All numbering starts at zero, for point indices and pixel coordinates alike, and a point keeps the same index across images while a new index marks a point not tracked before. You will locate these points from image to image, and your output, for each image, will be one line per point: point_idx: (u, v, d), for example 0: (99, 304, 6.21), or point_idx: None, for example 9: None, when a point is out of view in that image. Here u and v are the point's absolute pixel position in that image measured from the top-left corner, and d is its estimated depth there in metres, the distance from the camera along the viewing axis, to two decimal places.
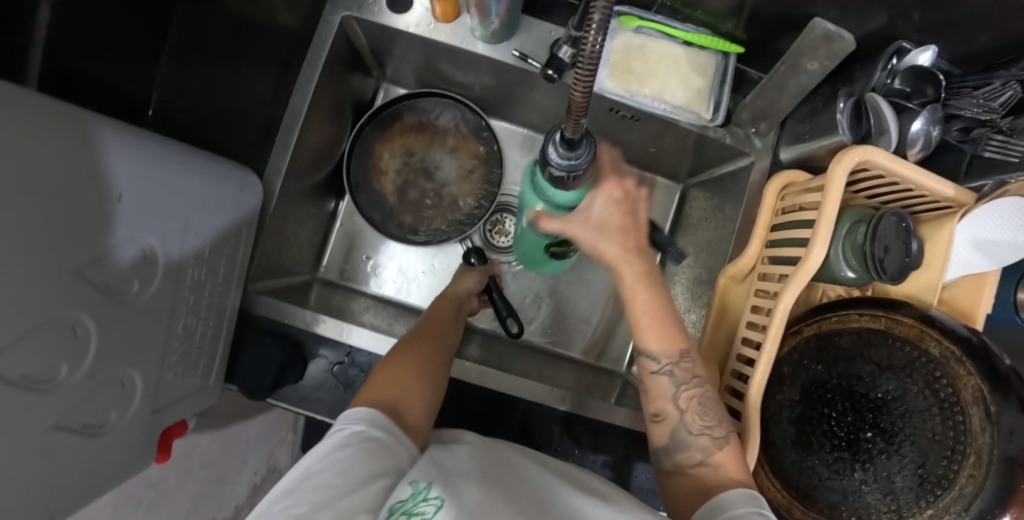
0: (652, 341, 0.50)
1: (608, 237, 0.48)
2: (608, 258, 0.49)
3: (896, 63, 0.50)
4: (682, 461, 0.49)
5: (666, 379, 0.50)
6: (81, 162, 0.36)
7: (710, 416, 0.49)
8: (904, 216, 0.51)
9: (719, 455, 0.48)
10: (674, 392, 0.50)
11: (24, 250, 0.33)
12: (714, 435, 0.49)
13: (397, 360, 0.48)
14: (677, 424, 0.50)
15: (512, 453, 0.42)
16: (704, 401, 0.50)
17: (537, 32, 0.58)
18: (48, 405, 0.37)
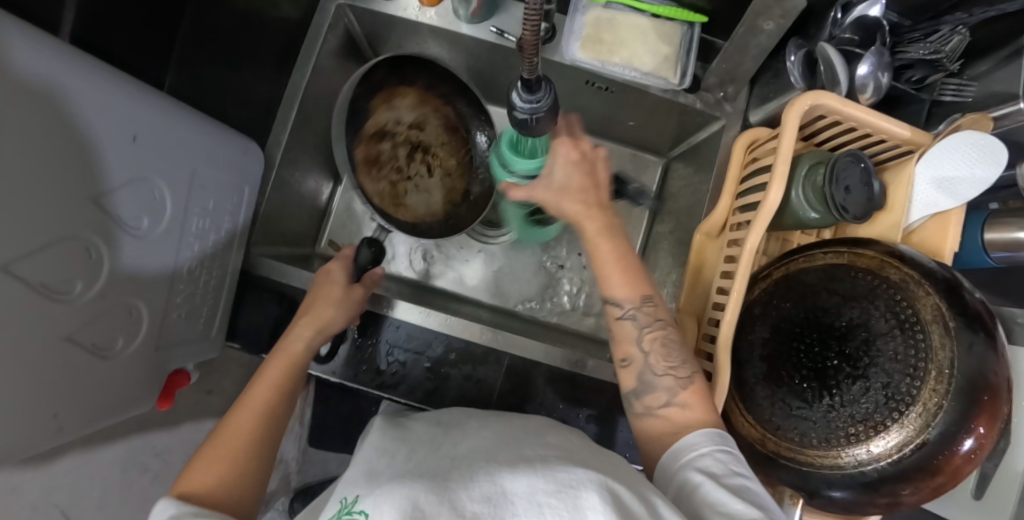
0: (618, 287, 0.52)
1: (571, 196, 0.53)
2: (580, 220, 0.53)
3: (842, 18, 0.53)
4: (651, 403, 0.50)
5: (630, 323, 0.51)
6: (103, 102, 0.41)
7: (674, 357, 0.50)
8: (860, 157, 0.53)
9: (684, 394, 0.49)
10: (639, 335, 0.51)
11: (53, 165, 0.38)
12: (678, 375, 0.50)
13: (218, 455, 0.45)
14: (642, 367, 0.51)
15: (466, 444, 0.45)
16: (666, 343, 0.51)
17: (514, 11, 0.64)
18: (64, 313, 0.42)
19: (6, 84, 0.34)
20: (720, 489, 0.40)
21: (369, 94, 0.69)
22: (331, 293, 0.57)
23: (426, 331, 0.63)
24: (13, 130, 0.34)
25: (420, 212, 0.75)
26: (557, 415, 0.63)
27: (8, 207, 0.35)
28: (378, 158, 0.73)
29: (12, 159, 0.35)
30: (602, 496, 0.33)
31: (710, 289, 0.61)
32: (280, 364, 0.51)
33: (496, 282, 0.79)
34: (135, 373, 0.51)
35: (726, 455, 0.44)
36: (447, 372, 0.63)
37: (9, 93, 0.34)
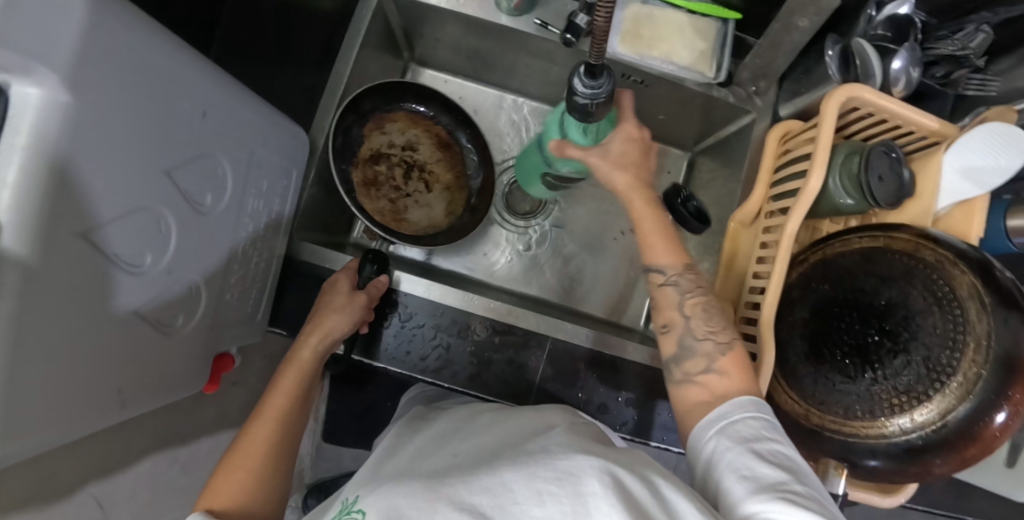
0: (659, 253, 0.54)
1: (623, 167, 0.55)
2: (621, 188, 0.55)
3: (876, 15, 0.56)
4: (689, 370, 0.51)
5: (672, 288, 0.53)
6: (176, 76, 0.42)
7: (714, 322, 0.52)
8: (892, 147, 0.56)
9: (723, 360, 0.50)
10: (680, 301, 0.53)
11: (129, 134, 0.38)
12: (718, 340, 0.51)
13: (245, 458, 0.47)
14: (682, 332, 0.52)
15: (479, 438, 0.48)
16: (707, 308, 0.53)
17: (555, 5, 0.66)
18: (137, 287, 0.42)
19: (94, 49, 0.34)
20: (750, 458, 0.42)
21: (360, 121, 0.71)
22: (335, 300, 0.59)
23: (468, 316, 0.64)
24: (95, 95, 0.35)
25: (423, 224, 0.74)
26: (597, 398, 0.64)
27: (87, 172, 0.36)
28: (375, 180, 0.73)
29: (91, 125, 0.35)
30: (602, 482, 0.34)
31: (746, 275, 0.63)
32: (289, 373, 0.54)
33: (523, 270, 0.80)
34: (189, 354, 0.51)
35: (759, 423, 0.45)
36: (491, 357, 0.64)
37: (94, 58, 0.34)
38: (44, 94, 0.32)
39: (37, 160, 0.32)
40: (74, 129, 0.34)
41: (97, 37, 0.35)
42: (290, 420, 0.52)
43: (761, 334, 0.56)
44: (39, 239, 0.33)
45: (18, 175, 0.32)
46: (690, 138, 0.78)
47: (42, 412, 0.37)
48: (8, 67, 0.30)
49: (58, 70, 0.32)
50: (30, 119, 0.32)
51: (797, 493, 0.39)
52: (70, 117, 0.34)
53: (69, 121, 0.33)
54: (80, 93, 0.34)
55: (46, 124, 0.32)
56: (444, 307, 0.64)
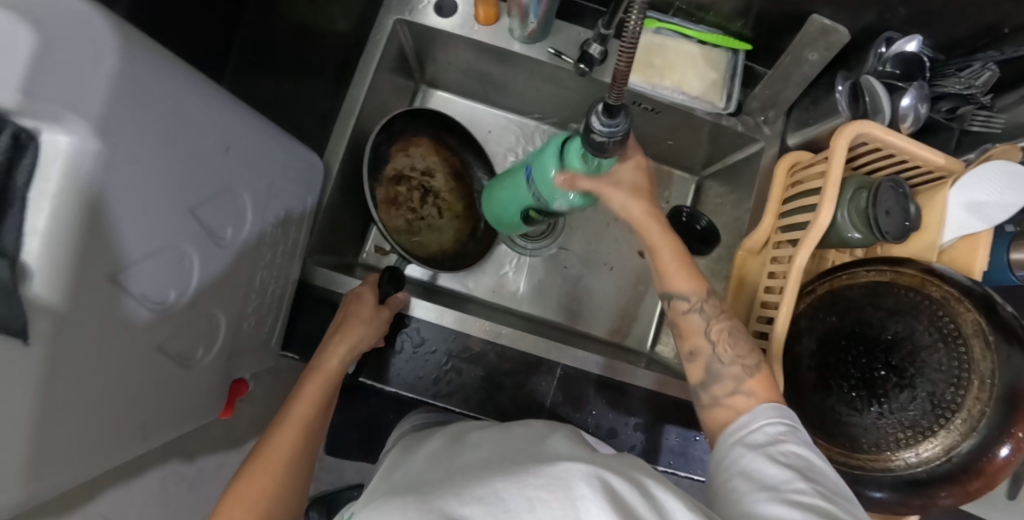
0: (681, 284, 0.55)
1: (639, 197, 0.55)
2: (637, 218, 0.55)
3: (885, 51, 0.58)
4: (717, 394, 0.52)
5: (698, 315, 0.54)
6: (203, 115, 0.43)
7: (739, 346, 0.53)
8: (900, 183, 0.57)
9: (750, 383, 0.51)
10: (706, 326, 0.54)
11: (156, 176, 0.39)
12: (745, 364, 0.52)
13: (261, 468, 0.46)
14: (710, 358, 0.53)
15: (472, 454, 0.49)
16: (733, 332, 0.54)
17: (567, 33, 0.66)
18: (158, 324, 0.43)
19: (125, 95, 0.35)
20: (760, 460, 0.43)
21: (391, 141, 0.72)
22: (361, 312, 0.58)
23: (479, 342, 0.65)
24: (124, 141, 0.35)
25: (434, 248, 0.75)
26: (606, 423, 0.65)
27: (113, 216, 0.36)
28: (395, 200, 0.74)
29: (120, 170, 0.35)
30: (591, 485, 0.34)
31: (754, 303, 0.64)
32: (314, 384, 0.52)
33: (529, 292, 0.80)
34: (208, 384, 0.52)
35: (777, 427, 0.46)
36: (502, 381, 0.65)
37: (123, 104, 0.35)
38: (74, 142, 0.32)
39: (68, 208, 0.33)
40: (102, 174, 0.34)
41: (125, 82, 0.35)
42: (313, 436, 0.50)
43: (771, 365, 0.57)
44: (69, 284, 0.34)
45: (49, 222, 0.32)
46: (698, 163, 0.79)
47: (70, 450, 0.37)
48: (41, 114, 0.30)
49: (88, 119, 0.32)
50: (59, 165, 0.32)
51: (800, 489, 0.40)
52: (99, 161, 0.34)
53: (99, 166, 0.34)
54: (110, 140, 0.34)
55: (77, 172, 0.33)
56: (456, 333, 0.65)
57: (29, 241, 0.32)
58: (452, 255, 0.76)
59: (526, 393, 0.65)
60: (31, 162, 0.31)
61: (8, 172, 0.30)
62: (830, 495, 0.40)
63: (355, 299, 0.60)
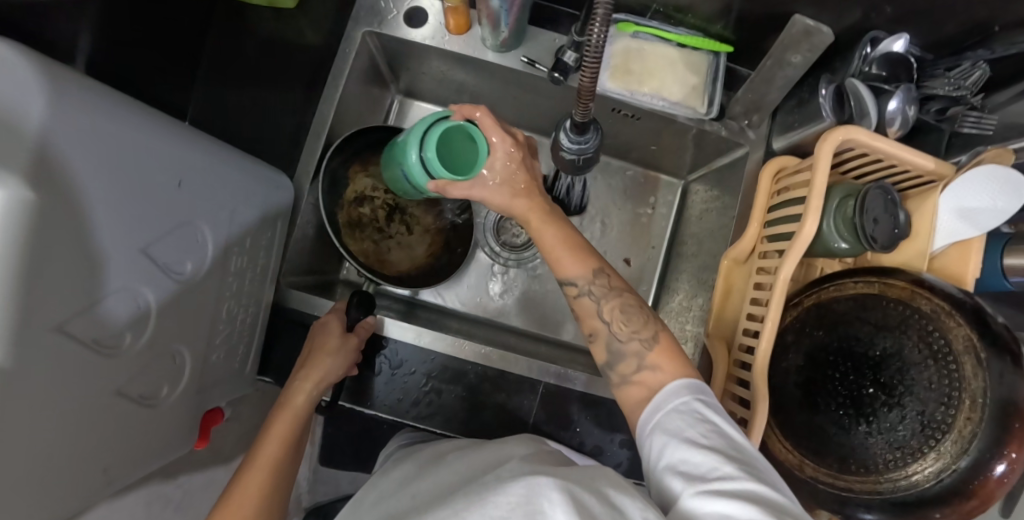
0: (570, 266, 0.51)
1: (516, 194, 0.52)
2: (521, 212, 0.53)
3: (871, 52, 0.55)
4: (625, 372, 0.49)
5: (588, 299, 0.51)
6: (149, 150, 0.41)
7: (634, 321, 0.50)
8: (888, 189, 0.55)
9: (651, 356, 0.48)
10: (598, 307, 0.51)
11: (102, 220, 0.37)
12: (642, 338, 0.49)
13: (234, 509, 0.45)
14: (608, 338, 0.51)
15: (441, 474, 0.48)
16: (626, 309, 0.51)
17: (543, 40, 0.64)
18: (115, 369, 0.42)
19: (60, 141, 0.33)
20: (683, 449, 0.40)
21: (347, 163, 0.69)
22: (327, 343, 0.57)
23: (458, 361, 0.63)
24: (64, 189, 0.34)
25: (405, 267, 0.73)
26: (591, 441, 0.63)
27: (60, 268, 0.34)
28: (360, 222, 0.71)
29: (62, 220, 0.34)
30: (553, 499, 0.33)
31: (740, 315, 0.62)
32: (284, 420, 0.52)
33: (514, 304, 0.79)
34: (178, 421, 0.51)
35: (691, 404, 0.43)
36: (484, 401, 0.63)
37: (59, 151, 0.33)
38: (11, 194, 0.30)
39: (12, 264, 0.30)
40: (45, 225, 0.32)
41: (59, 129, 0.33)
42: (286, 471, 0.50)
43: (755, 383, 0.55)
44: (14, 343, 0.32)
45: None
46: (683, 167, 0.77)
47: (31, 504, 0.36)
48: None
49: (23, 172, 0.31)
50: None
51: (726, 476, 0.37)
52: (39, 212, 0.32)
53: (38, 217, 0.32)
54: (48, 191, 0.32)
55: (18, 225, 0.30)
56: (434, 354, 0.63)
57: None
58: (426, 271, 0.74)
59: (507, 413, 0.63)
60: None
61: None
62: (754, 471, 0.38)
63: (326, 326, 0.58)
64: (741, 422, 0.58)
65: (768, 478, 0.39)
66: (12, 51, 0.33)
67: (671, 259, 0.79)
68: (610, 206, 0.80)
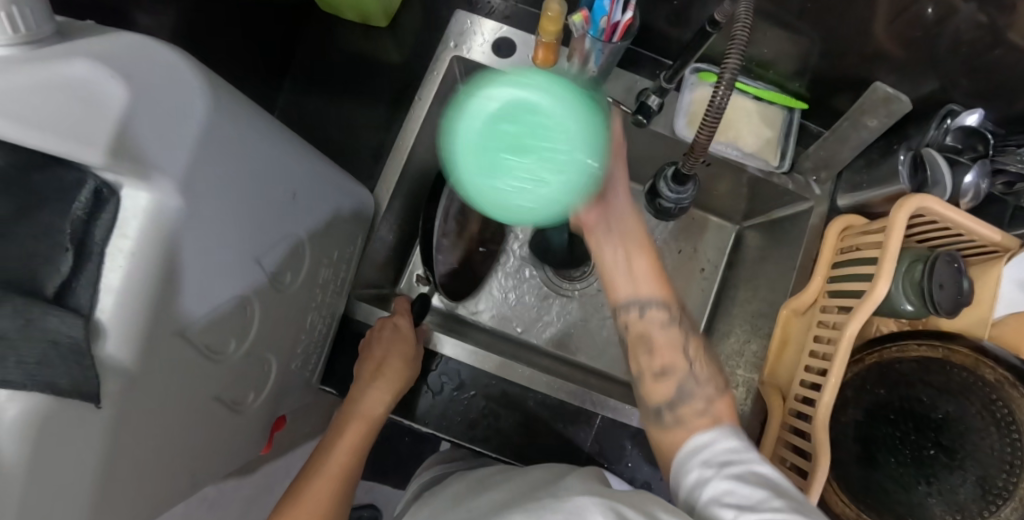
0: (645, 288, 0.52)
1: (629, 234, 0.53)
2: (630, 230, 0.53)
3: (950, 123, 0.59)
4: (683, 415, 0.47)
5: (674, 325, 0.51)
6: (271, 164, 0.43)
7: (709, 369, 0.51)
8: (956, 257, 0.56)
9: (719, 405, 0.48)
10: (683, 343, 0.51)
11: (225, 227, 0.39)
12: (715, 387, 0.49)
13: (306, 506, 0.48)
14: (684, 377, 0.49)
15: (490, 496, 0.48)
16: (703, 356, 0.52)
17: (625, 81, 0.66)
18: (218, 373, 0.43)
19: (198, 152, 0.35)
20: (726, 482, 0.39)
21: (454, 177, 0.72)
22: (398, 343, 0.59)
23: (517, 387, 0.64)
24: (198, 198, 0.36)
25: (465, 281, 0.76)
26: (642, 477, 0.64)
27: (184, 271, 0.36)
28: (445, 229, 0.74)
29: (189, 226, 0.35)
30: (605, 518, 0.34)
31: (797, 365, 0.63)
32: (355, 425, 0.54)
33: (565, 332, 0.79)
34: (255, 429, 0.52)
35: (734, 444, 0.43)
36: (539, 427, 0.64)
37: (197, 161, 0.35)
38: (154, 201, 0.32)
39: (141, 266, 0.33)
40: (179, 230, 0.34)
41: (201, 140, 0.35)
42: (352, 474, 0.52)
43: (815, 436, 0.55)
44: (137, 343, 0.34)
45: (123, 280, 0.33)
46: (739, 213, 0.78)
47: (133, 493, 0.38)
48: (127, 173, 0.31)
49: (167, 178, 0.33)
50: (138, 225, 0.32)
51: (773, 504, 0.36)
52: (175, 217, 0.34)
53: (175, 224, 0.34)
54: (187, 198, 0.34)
55: (153, 231, 0.33)
56: (497, 379, 0.64)
57: (105, 298, 0.33)
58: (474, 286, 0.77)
59: (562, 442, 0.64)
60: (112, 217, 0.32)
61: (86, 226, 0.32)
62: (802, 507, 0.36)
63: (390, 339, 0.59)
64: (796, 470, 0.59)
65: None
66: (178, 58, 0.35)
67: (719, 303, 0.80)
68: (662, 245, 0.82)
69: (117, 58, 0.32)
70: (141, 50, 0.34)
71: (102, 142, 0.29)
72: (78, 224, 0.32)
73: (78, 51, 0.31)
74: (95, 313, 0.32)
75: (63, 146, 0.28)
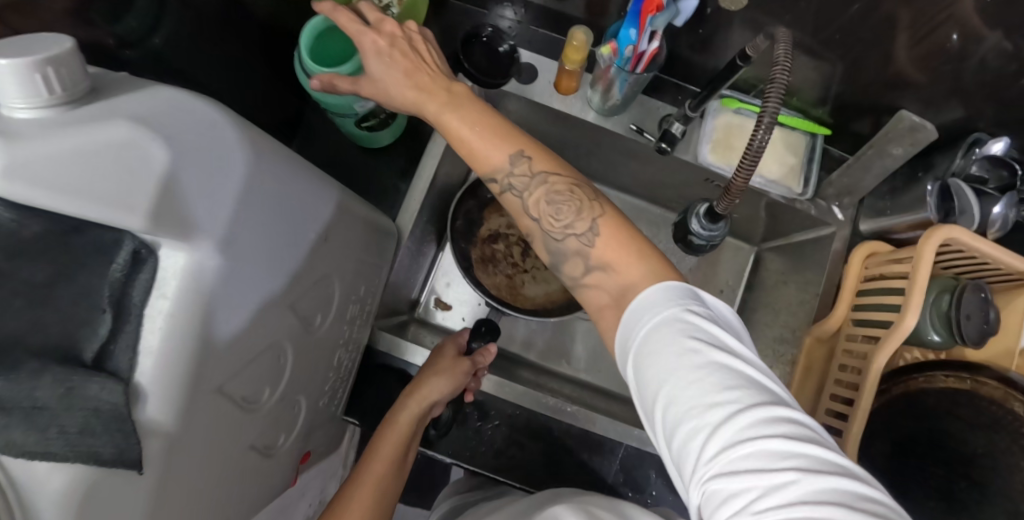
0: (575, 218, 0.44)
1: (409, 77, 0.46)
2: (410, 103, 0.47)
3: (977, 152, 0.58)
4: (572, 276, 0.44)
5: (512, 193, 0.46)
6: (310, 210, 0.43)
7: (563, 211, 0.44)
8: (983, 286, 0.56)
9: (595, 247, 0.42)
10: (523, 203, 0.46)
11: (267, 279, 0.38)
12: (578, 231, 0.44)
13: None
14: (545, 237, 0.47)
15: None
16: (553, 197, 0.45)
17: (648, 107, 0.66)
18: (253, 423, 0.42)
19: (240, 207, 0.34)
20: (689, 416, 0.32)
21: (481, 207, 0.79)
22: (440, 364, 0.59)
23: (542, 417, 0.64)
24: (239, 254, 0.35)
25: (541, 299, 0.77)
26: (667, 506, 0.64)
27: (226, 328, 0.35)
28: (492, 257, 0.78)
29: (230, 282, 0.35)
30: None
31: (822, 393, 0.63)
32: (391, 434, 0.54)
33: (584, 355, 0.79)
34: (286, 470, 0.51)
35: (684, 330, 0.35)
36: (563, 457, 0.64)
37: (238, 215, 0.34)
38: (192, 261, 0.32)
39: (178, 329, 0.32)
40: (218, 288, 0.34)
41: (243, 195, 0.35)
42: (385, 493, 0.52)
43: None
44: (177, 407, 0.33)
45: (163, 342, 0.32)
46: (757, 235, 0.78)
47: None
48: (167, 235, 0.30)
49: (207, 238, 0.32)
50: (176, 285, 0.32)
51: (740, 440, 0.30)
52: (214, 277, 0.33)
53: (215, 282, 0.33)
54: (227, 255, 0.34)
55: (191, 291, 0.32)
56: (521, 408, 0.64)
57: (144, 362, 0.31)
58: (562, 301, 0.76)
59: (586, 472, 0.63)
60: (151, 276, 0.31)
61: (125, 286, 0.31)
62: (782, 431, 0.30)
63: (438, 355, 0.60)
64: None
65: (808, 432, 0.31)
66: (216, 111, 0.34)
67: None
68: (679, 266, 0.81)
69: (156, 115, 0.32)
70: (181, 106, 0.33)
71: (142, 208, 0.29)
72: (115, 288, 0.31)
73: (116, 111, 0.31)
74: (136, 377, 0.31)
75: (103, 212, 0.28)
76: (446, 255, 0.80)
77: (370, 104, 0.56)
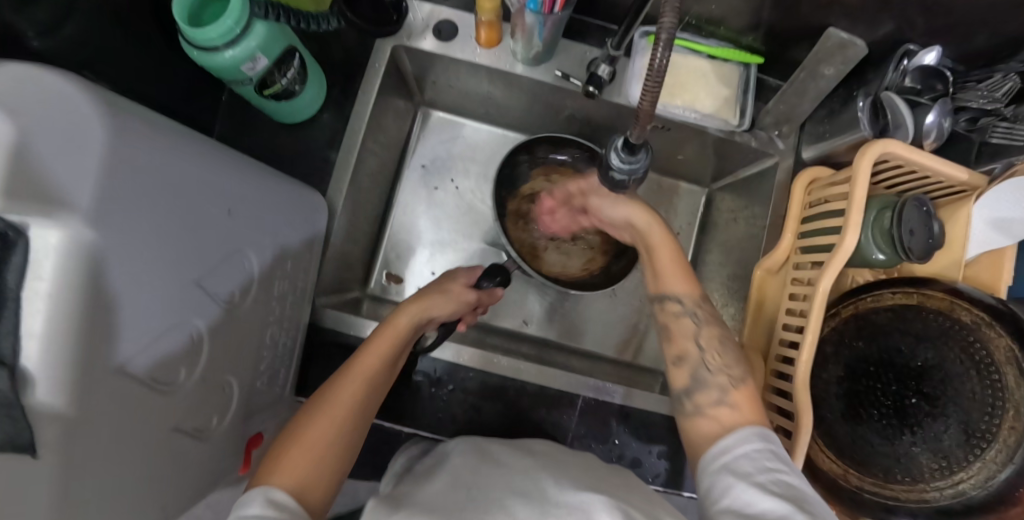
0: (677, 283, 0.55)
1: None
2: None
3: (907, 64, 0.56)
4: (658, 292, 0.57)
5: None
6: (201, 181, 0.41)
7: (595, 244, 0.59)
8: (924, 200, 0.55)
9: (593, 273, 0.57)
10: None
11: (158, 253, 0.37)
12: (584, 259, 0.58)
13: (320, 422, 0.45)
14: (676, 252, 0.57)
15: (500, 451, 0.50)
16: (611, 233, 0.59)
17: (574, 52, 0.64)
18: (171, 406, 0.41)
19: (117, 178, 0.33)
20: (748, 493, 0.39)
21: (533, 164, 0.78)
22: (445, 287, 0.59)
23: (498, 378, 0.64)
24: (122, 225, 0.33)
25: (554, 269, 0.77)
26: (629, 453, 0.64)
27: (119, 307, 0.33)
28: (526, 215, 0.78)
29: (117, 257, 0.32)
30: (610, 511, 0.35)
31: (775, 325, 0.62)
32: (385, 335, 0.52)
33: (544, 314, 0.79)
34: (228, 453, 0.51)
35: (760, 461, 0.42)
36: (523, 415, 0.63)
37: (116, 187, 0.32)
38: (68, 236, 0.29)
39: (65, 309, 0.29)
40: (105, 264, 0.31)
41: (116, 166, 0.33)
42: (369, 399, 0.49)
43: (796, 395, 0.54)
44: (79, 391, 0.30)
45: (47, 324, 0.29)
46: (706, 176, 0.77)
47: None
48: (30, 210, 0.28)
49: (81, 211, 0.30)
50: (55, 265, 0.29)
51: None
52: (97, 252, 0.31)
53: (100, 256, 0.31)
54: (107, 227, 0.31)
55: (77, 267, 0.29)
56: (474, 371, 0.63)
57: (29, 345, 0.28)
58: (579, 280, 0.77)
59: (546, 427, 0.63)
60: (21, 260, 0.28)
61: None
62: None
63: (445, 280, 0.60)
64: (783, 430, 0.57)
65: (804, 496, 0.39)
66: (68, 85, 0.32)
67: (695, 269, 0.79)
68: None
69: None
70: (26, 79, 0.31)
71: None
72: None
73: None
74: (21, 365, 0.28)
75: None
76: (395, 228, 0.79)
77: (260, 64, 0.53)
